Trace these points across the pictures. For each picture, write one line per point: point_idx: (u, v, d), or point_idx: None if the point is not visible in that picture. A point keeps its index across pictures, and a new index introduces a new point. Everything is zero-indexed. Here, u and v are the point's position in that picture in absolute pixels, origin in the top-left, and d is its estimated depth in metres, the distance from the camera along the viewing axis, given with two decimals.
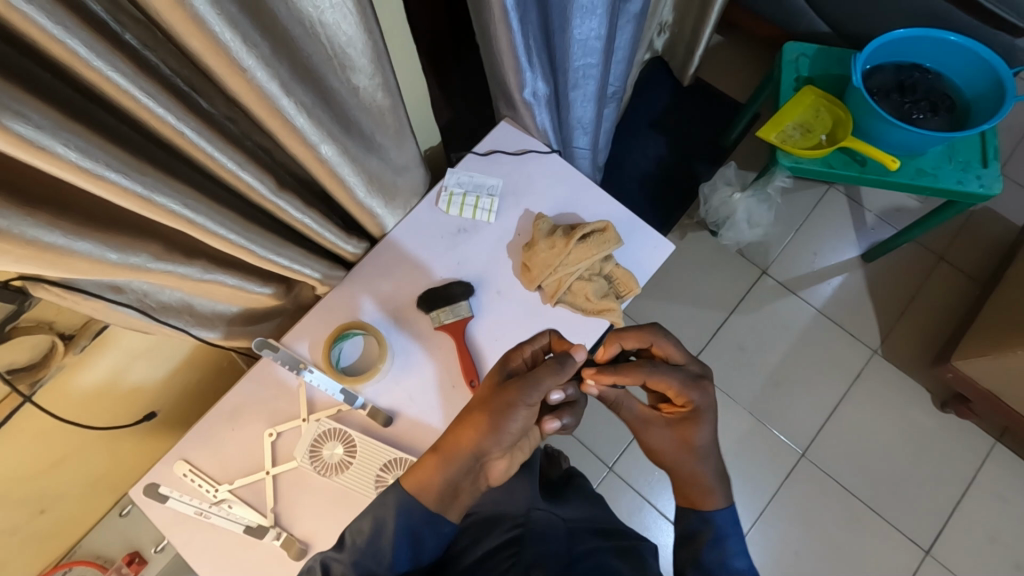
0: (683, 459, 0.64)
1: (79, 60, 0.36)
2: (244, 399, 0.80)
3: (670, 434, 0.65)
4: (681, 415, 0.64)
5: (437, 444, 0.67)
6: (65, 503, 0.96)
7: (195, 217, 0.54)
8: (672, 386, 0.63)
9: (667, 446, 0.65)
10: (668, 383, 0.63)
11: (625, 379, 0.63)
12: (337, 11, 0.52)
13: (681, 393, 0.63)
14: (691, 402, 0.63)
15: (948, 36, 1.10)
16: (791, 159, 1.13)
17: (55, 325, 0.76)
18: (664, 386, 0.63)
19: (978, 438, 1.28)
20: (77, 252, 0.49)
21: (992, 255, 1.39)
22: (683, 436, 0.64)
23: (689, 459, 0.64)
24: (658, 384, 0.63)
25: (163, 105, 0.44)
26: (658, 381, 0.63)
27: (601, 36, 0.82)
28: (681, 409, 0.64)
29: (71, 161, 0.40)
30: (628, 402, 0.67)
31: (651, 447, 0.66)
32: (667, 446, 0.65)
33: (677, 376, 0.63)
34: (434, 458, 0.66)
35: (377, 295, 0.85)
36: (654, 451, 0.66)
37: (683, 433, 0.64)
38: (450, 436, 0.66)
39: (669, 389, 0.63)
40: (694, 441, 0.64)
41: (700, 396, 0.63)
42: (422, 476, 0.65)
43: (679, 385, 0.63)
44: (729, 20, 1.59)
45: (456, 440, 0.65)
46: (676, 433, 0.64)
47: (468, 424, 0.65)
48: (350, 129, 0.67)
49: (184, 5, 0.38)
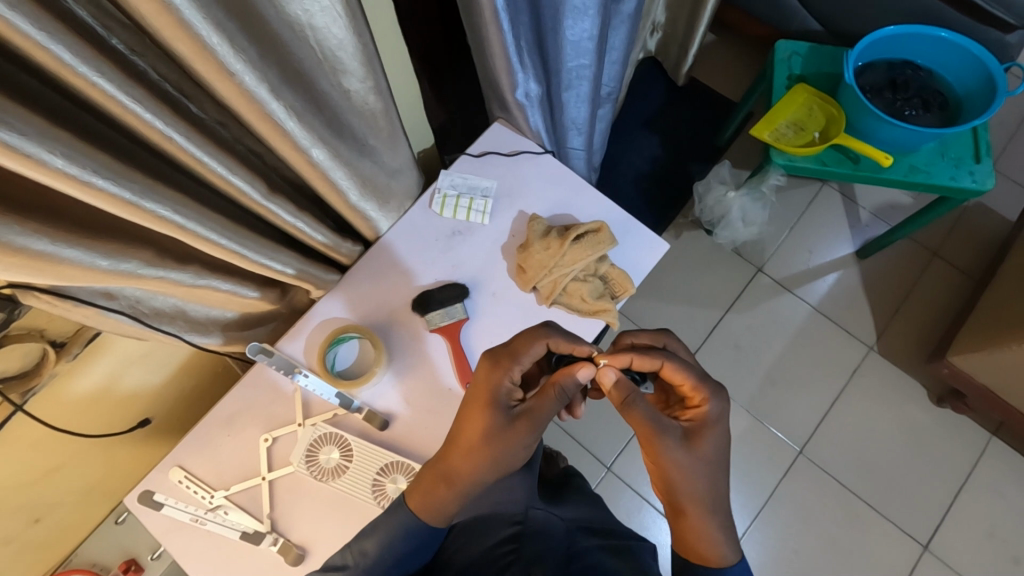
0: (699, 473, 0.61)
1: (63, 67, 0.36)
2: (238, 405, 0.80)
3: (688, 451, 0.61)
4: (699, 420, 0.63)
5: (438, 470, 0.65)
6: (59, 511, 0.95)
7: (185, 223, 0.54)
8: (688, 378, 0.64)
9: (683, 462, 0.61)
10: (685, 375, 0.64)
11: (644, 362, 0.64)
12: (327, 14, 0.52)
13: (697, 388, 0.64)
14: (704, 400, 0.64)
15: (940, 32, 1.11)
16: (784, 158, 1.13)
17: (46, 333, 0.75)
18: (680, 378, 0.64)
19: (974, 433, 1.28)
20: (66, 260, 0.49)
21: (986, 250, 1.40)
22: (699, 448, 0.62)
23: (705, 473, 0.61)
24: (674, 375, 0.64)
25: (150, 110, 0.44)
26: (674, 370, 0.64)
27: (593, 37, 0.81)
28: (697, 410, 0.64)
29: (58, 168, 0.40)
30: (645, 405, 0.60)
31: (664, 460, 0.61)
32: (682, 461, 0.61)
33: (696, 371, 0.64)
34: (445, 492, 0.65)
35: (369, 301, 0.84)
36: (666, 470, 0.61)
37: (698, 445, 0.62)
38: (458, 471, 0.64)
39: (684, 384, 0.64)
40: (708, 452, 0.62)
41: (713, 396, 0.64)
42: (433, 506, 0.65)
43: (696, 378, 0.64)
44: (722, 19, 1.59)
45: (466, 476, 0.63)
46: (693, 445, 0.62)
47: (479, 462, 0.63)
48: (342, 132, 0.66)
49: (170, 9, 0.38)
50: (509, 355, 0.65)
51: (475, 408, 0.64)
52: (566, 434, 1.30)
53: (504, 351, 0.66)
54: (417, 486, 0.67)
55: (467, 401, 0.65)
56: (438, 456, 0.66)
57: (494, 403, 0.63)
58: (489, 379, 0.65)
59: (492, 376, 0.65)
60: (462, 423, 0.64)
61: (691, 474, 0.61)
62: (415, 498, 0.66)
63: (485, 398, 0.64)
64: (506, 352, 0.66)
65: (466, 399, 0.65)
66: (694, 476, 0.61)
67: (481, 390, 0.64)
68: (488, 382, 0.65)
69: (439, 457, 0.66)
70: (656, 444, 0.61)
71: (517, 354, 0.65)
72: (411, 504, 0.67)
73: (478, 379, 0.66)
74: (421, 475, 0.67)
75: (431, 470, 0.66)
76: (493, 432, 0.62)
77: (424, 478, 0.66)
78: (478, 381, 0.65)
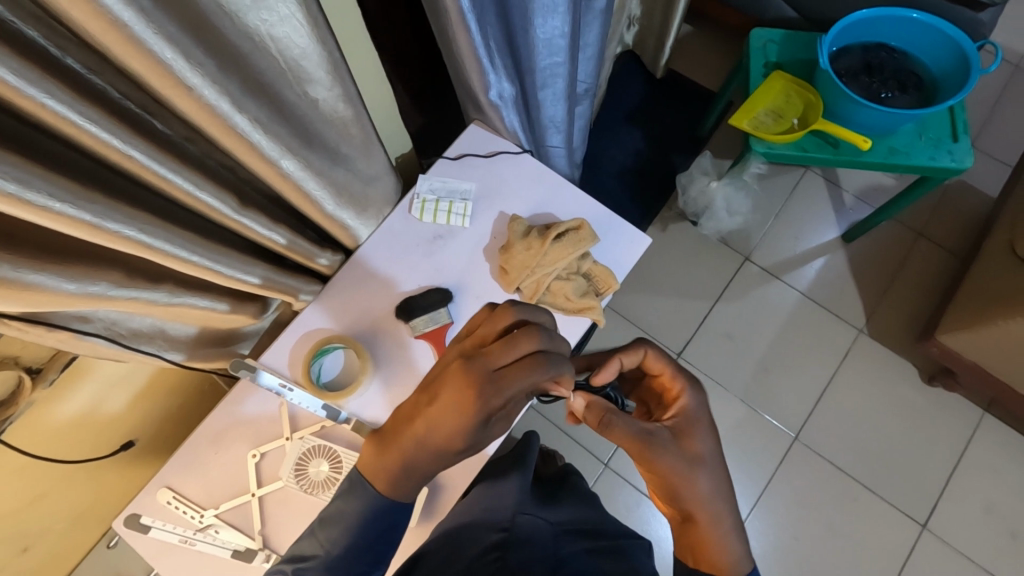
0: (700, 474, 0.60)
1: (11, 90, 0.35)
2: (222, 423, 0.79)
3: (678, 451, 0.60)
4: (680, 414, 0.63)
5: (407, 465, 0.62)
6: (49, 537, 0.94)
7: (152, 242, 0.53)
8: (668, 366, 0.65)
9: (675, 466, 0.60)
10: (665, 361, 0.65)
11: (631, 358, 0.65)
12: (286, 23, 0.51)
13: (675, 377, 0.65)
14: (683, 387, 0.64)
15: (911, 14, 1.11)
16: (764, 145, 1.12)
17: (22, 361, 0.80)
18: (659, 367, 0.65)
19: (967, 410, 1.29)
20: (31, 285, 0.48)
21: (971, 229, 1.40)
22: (690, 447, 0.61)
23: (707, 477, 0.61)
24: (655, 364, 0.65)
25: (107, 129, 0.43)
26: (656, 359, 0.65)
27: (565, 34, 0.80)
28: (677, 400, 0.64)
29: (12, 193, 0.39)
30: (624, 420, 0.61)
31: (658, 467, 0.60)
32: (679, 466, 0.60)
33: (674, 359, 0.65)
34: (407, 484, 0.64)
35: (351, 311, 0.83)
36: (663, 477, 0.60)
37: (687, 444, 0.61)
38: (422, 466, 0.62)
39: (664, 373, 0.65)
40: (701, 451, 0.61)
41: (696, 387, 0.64)
42: (394, 492, 0.64)
43: (677, 366, 0.65)
44: (697, 10, 1.59)
45: (429, 469, 0.63)
46: (682, 444, 0.61)
47: (451, 459, 0.62)
48: (312, 142, 0.66)
49: (117, 25, 0.37)
50: (505, 391, 0.57)
51: (460, 434, 0.59)
52: (561, 433, 1.29)
53: (496, 381, 0.57)
54: (383, 475, 0.63)
55: (448, 424, 0.59)
56: (404, 456, 0.62)
57: (476, 423, 0.58)
58: (477, 410, 0.57)
59: (484, 409, 0.58)
60: (439, 438, 0.60)
61: (691, 480, 0.60)
62: (381, 485, 0.64)
63: (472, 425, 0.58)
64: (499, 381, 0.58)
65: (449, 427, 0.59)
66: (694, 479, 0.60)
67: (471, 424, 0.58)
68: (478, 416, 0.58)
69: (403, 453, 0.62)
70: (648, 455, 0.60)
71: (514, 388, 0.57)
72: (378, 489, 0.64)
73: (466, 409, 0.58)
74: (382, 465, 0.63)
75: (392, 463, 0.63)
76: (470, 440, 0.60)
77: (384, 467, 0.63)
78: (467, 415, 0.58)
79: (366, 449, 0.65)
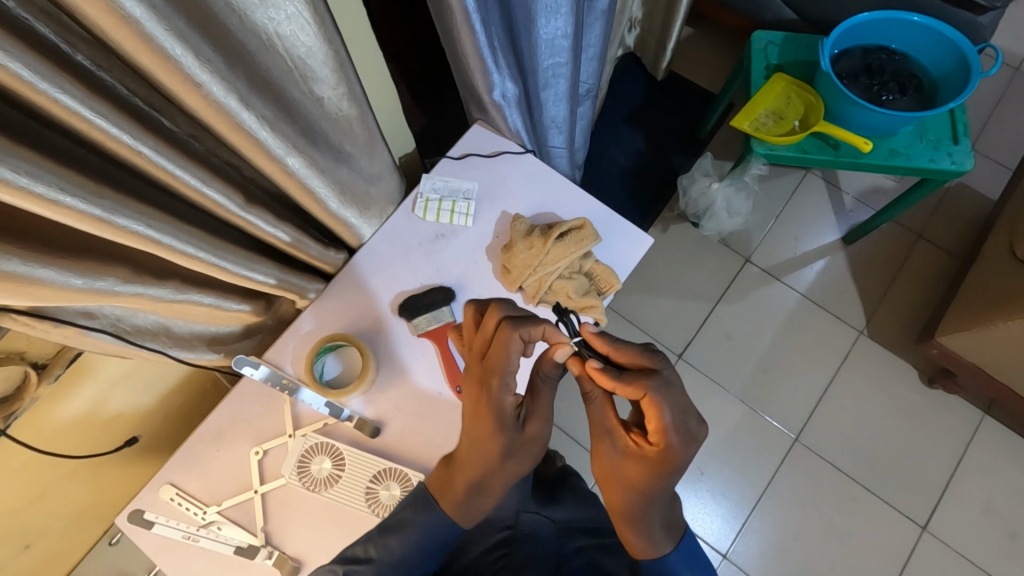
0: (623, 487, 0.63)
1: (23, 85, 0.36)
2: (226, 420, 0.79)
3: (619, 459, 0.63)
4: (644, 452, 0.60)
5: (467, 481, 0.65)
6: (50, 535, 0.95)
7: (159, 237, 0.53)
8: (658, 422, 0.57)
9: (609, 464, 0.63)
10: (660, 414, 0.57)
11: (627, 392, 0.58)
12: (293, 22, 0.52)
13: (660, 432, 0.58)
14: (669, 443, 0.58)
15: (911, 17, 1.11)
16: (765, 147, 1.13)
17: (26, 356, 0.78)
18: (651, 416, 0.58)
19: (967, 412, 1.29)
20: (39, 279, 0.49)
21: (971, 231, 1.41)
22: (632, 474, 0.62)
23: (630, 493, 0.62)
24: (648, 409, 0.58)
25: (117, 125, 0.44)
26: (649, 408, 0.57)
27: (568, 35, 0.81)
28: (651, 447, 0.60)
29: (23, 187, 0.39)
30: (598, 404, 0.64)
31: (599, 455, 0.64)
32: (612, 469, 0.63)
33: (667, 419, 0.57)
34: (480, 497, 0.66)
35: (356, 308, 0.84)
36: (601, 465, 0.65)
37: (631, 466, 0.62)
38: (483, 476, 0.65)
39: (654, 424, 0.58)
40: (635, 477, 0.61)
41: (679, 442, 0.58)
42: (467, 508, 0.66)
43: (671, 421, 0.57)
44: (698, 12, 1.60)
45: (494, 479, 0.65)
46: (627, 461, 0.62)
47: (506, 464, 0.65)
48: (317, 140, 0.66)
49: (128, 21, 0.38)
50: (500, 374, 0.62)
51: (496, 434, 0.63)
52: (562, 433, 1.30)
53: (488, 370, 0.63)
54: (446, 493, 0.67)
55: (480, 427, 0.64)
56: (464, 471, 0.65)
57: (496, 413, 0.63)
58: (492, 407, 0.63)
59: (498, 404, 0.63)
60: (481, 446, 0.64)
61: (615, 484, 0.63)
62: (448, 504, 0.66)
63: (498, 423, 0.63)
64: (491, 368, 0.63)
65: (484, 430, 0.64)
66: (620, 487, 0.63)
67: (496, 419, 0.63)
68: (497, 412, 0.63)
69: (462, 471, 0.66)
70: (596, 441, 0.65)
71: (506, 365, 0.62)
72: (445, 509, 0.66)
73: (483, 408, 0.63)
74: (446, 484, 0.67)
75: (457, 480, 0.66)
76: (505, 432, 0.63)
77: (450, 485, 0.66)
78: (487, 413, 0.63)
79: (435, 470, 0.69)
